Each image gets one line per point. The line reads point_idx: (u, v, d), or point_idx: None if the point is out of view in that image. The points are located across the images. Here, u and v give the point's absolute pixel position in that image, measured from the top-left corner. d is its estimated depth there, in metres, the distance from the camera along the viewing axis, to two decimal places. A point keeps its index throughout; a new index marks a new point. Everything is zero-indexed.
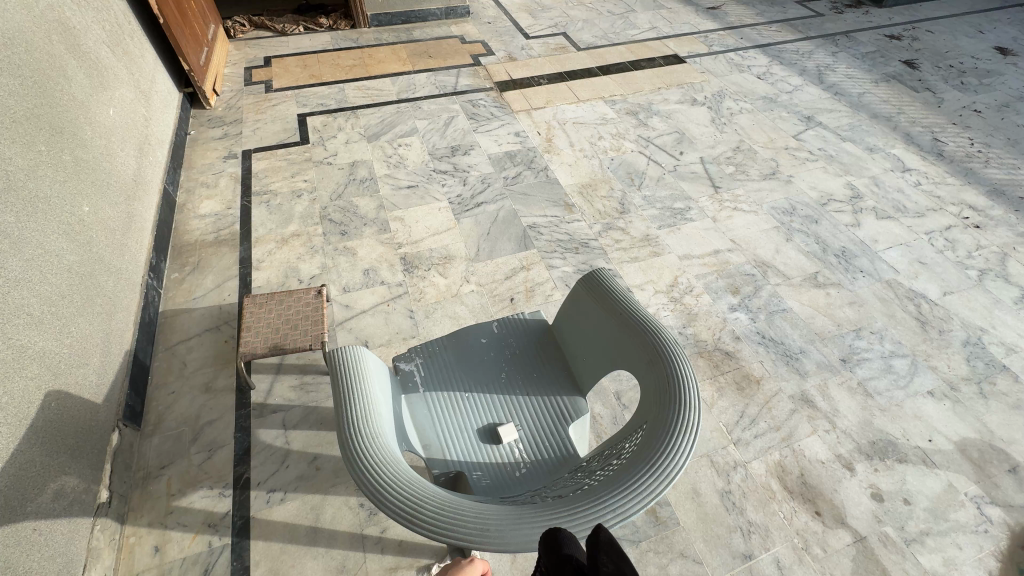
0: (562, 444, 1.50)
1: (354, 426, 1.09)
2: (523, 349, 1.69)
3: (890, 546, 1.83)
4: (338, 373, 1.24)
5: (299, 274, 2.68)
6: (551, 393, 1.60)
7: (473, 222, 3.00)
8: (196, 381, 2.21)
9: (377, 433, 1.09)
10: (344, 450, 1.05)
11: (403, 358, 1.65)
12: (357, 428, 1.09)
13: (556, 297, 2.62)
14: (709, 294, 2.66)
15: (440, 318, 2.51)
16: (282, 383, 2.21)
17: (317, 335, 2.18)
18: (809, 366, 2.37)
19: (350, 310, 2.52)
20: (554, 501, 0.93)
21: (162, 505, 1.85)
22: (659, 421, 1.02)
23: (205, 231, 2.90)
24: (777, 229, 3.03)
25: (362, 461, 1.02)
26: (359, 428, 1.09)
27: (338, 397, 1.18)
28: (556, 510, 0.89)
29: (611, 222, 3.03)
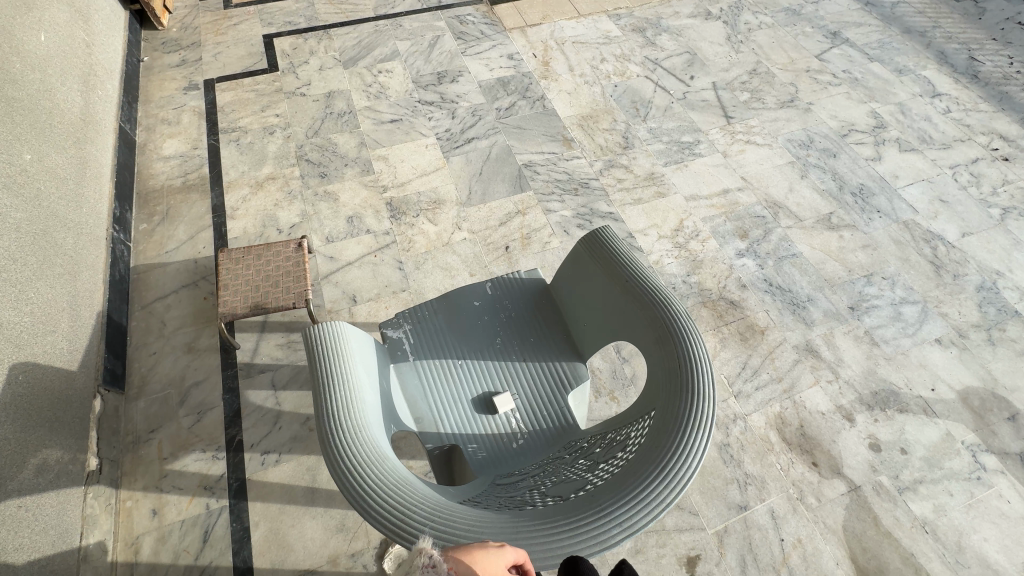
0: (561, 413, 1.43)
1: (335, 419, 1.00)
2: (520, 312, 1.57)
3: (882, 495, 1.86)
4: (317, 355, 1.12)
5: (278, 223, 2.49)
6: (549, 358, 1.51)
7: (463, 160, 2.76)
8: (178, 342, 2.11)
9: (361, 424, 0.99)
10: (324, 446, 0.96)
11: (390, 324, 1.53)
12: (338, 420, 0.99)
13: (554, 244, 2.46)
14: (716, 239, 2.51)
15: (431, 269, 2.37)
16: (268, 342, 2.12)
17: (300, 292, 2.05)
18: (816, 314, 2.28)
19: (335, 262, 2.37)
20: (554, 508, 0.85)
21: (155, 469, 1.82)
22: (670, 415, 0.92)
23: (172, 175, 2.66)
24: (792, 164, 2.82)
25: (344, 461, 0.93)
26: (341, 420, 1.00)
27: (316, 383, 1.07)
28: (555, 523, 0.81)
29: (613, 158, 2.79)
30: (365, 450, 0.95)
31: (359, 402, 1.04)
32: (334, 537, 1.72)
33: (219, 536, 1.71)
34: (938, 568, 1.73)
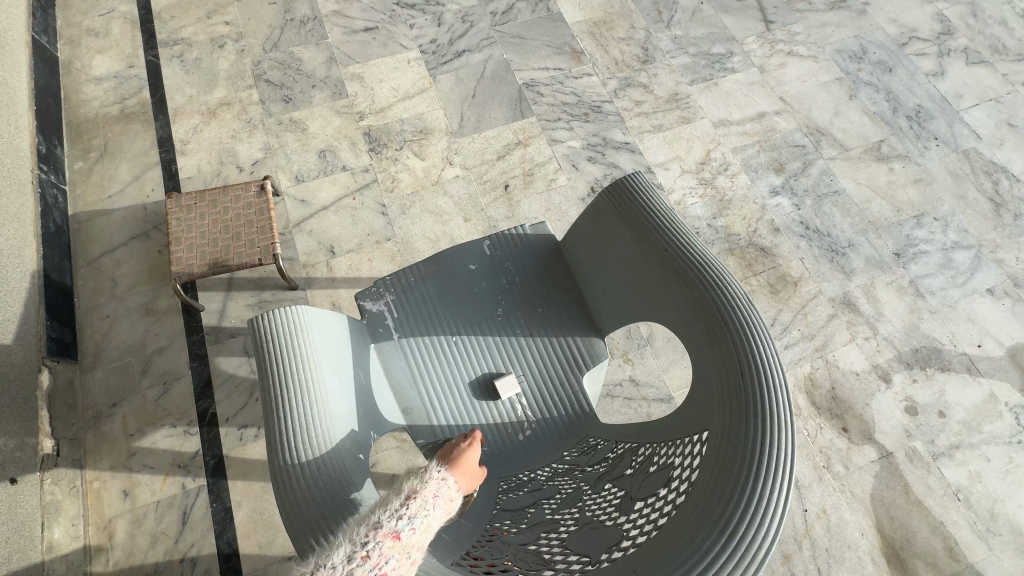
0: (574, 400, 1.21)
1: (286, 446, 0.81)
2: (526, 277, 1.30)
3: (915, 461, 1.73)
4: (265, 357, 0.89)
5: (238, 159, 2.12)
6: (561, 333, 1.26)
7: (453, 80, 2.32)
8: (133, 303, 1.85)
9: (319, 455, 0.81)
10: (274, 483, 0.79)
11: (369, 295, 1.26)
12: (291, 449, 0.81)
13: (560, 182, 2.12)
14: (747, 173, 2.17)
15: (419, 213, 2.05)
16: (236, 302, 1.86)
17: (266, 247, 1.75)
18: (856, 262, 2.02)
19: (308, 207, 2.04)
20: None
21: (122, 447, 1.65)
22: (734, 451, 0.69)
23: (106, 100, 2.23)
24: (840, 81, 2.39)
25: (296, 504, 0.76)
26: (294, 448, 0.81)
27: (266, 396, 0.86)
28: None
29: (630, 75, 2.36)
30: (322, 492, 0.78)
31: (318, 422, 0.84)
32: None
33: (199, 518, 1.57)
34: (967, 538, 1.64)
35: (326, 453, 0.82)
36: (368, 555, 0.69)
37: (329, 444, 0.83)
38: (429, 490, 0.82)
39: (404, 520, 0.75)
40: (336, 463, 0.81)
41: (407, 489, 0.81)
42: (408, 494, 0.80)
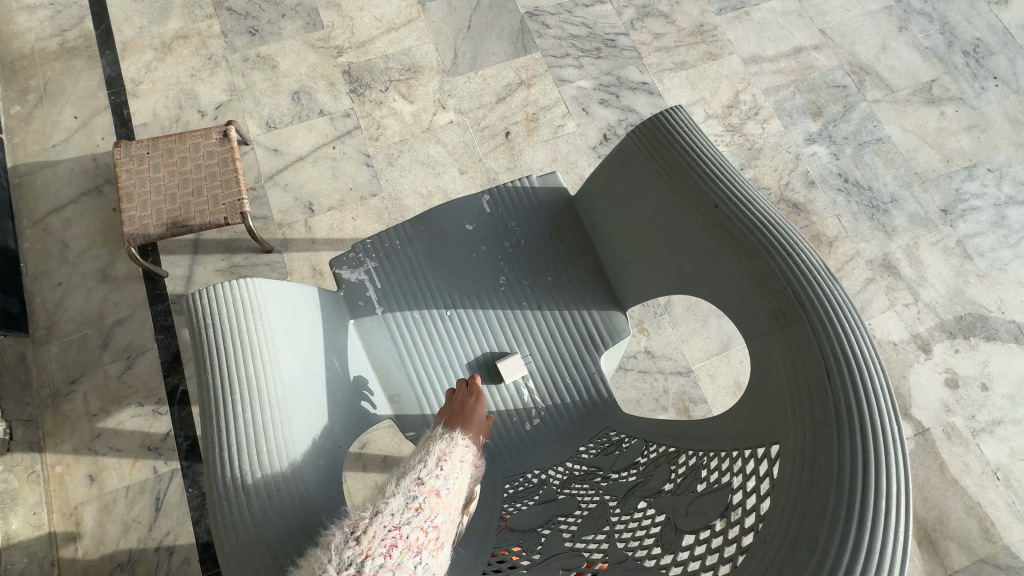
0: (589, 383, 1.03)
1: (227, 461, 0.63)
2: (532, 238, 1.09)
3: (953, 438, 1.59)
4: (204, 346, 0.71)
5: (198, 102, 1.84)
6: (574, 305, 1.06)
7: (445, 8, 2.00)
8: (88, 269, 1.64)
9: (269, 471, 0.63)
10: (211, 512, 0.61)
11: (345, 262, 1.06)
12: (233, 465, 0.63)
13: (568, 128, 1.87)
14: (780, 118, 1.91)
15: (408, 164, 1.81)
16: (204, 267, 1.66)
17: (232, 203, 1.53)
18: (898, 220, 1.81)
19: (281, 158, 1.79)
20: None
21: (84, 428, 1.50)
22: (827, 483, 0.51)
23: (42, 33, 1.92)
24: (889, 10, 2.08)
25: (239, 539, 0.59)
26: (237, 464, 0.63)
27: (203, 397, 0.68)
28: None
29: (648, 3, 2.04)
30: (273, 520, 0.60)
31: (270, 428, 0.66)
32: None
33: (174, 504, 1.44)
34: (1005, 519, 1.52)
35: (279, 468, 0.63)
36: (421, 507, 0.67)
37: (284, 455, 0.65)
38: (458, 453, 0.79)
39: (444, 479, 0.74)
40: (293, 480, 0.64)
41: (439, 449, 0.77)
42: (441, 454, 0.77)
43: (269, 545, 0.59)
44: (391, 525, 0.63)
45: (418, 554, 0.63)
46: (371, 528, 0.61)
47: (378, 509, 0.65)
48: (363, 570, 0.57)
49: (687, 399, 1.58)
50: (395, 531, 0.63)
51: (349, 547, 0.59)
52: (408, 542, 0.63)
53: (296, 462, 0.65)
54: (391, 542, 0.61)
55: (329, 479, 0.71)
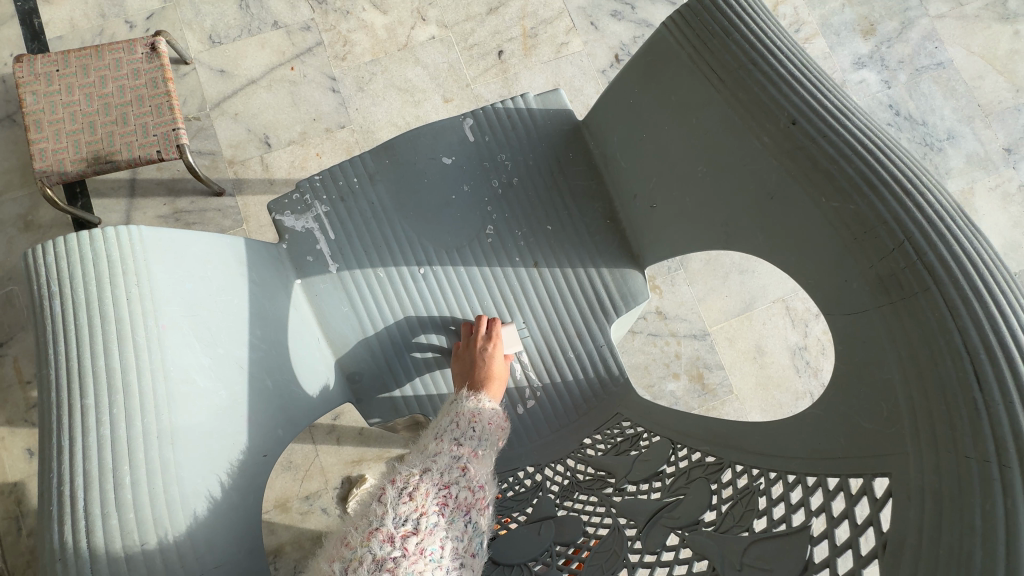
0: (595, 359, 0.83)
1: (72, 501, 0.46)
2: (525, 176, 0.85)
3: None
4: (48, 327, 0.50)
5: (125, 10, 1.52)
6: (578, 261, 0.84)
7: None
8: (6, 214, 1.40)
9: (132, 516, 0.45)
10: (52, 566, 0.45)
11: (288, 205, 0.83)
12: (80, 507, 0.45)
13: (571, 47, 1.56)
14: (825, 36, 1.61)
15: (382, 89, 1.52)
16: (144, 212, 1.41)
17: (165, 133, 1.26)
18: (954, 160, 1.56)
19: (230, 81, 1.50)
20: None
21: (18, 398, 1.31)
22: (988, 572, 0.32)
23: None
24: None
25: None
26: (85, 507, 0.45)
27: (48, 402, 0.49)
28: None
29: None
30: None
31: (137, 453, 0.47)
32: (279, 478, 1.28)
33: None
34: None
35: (145, 513, 0.46)
36: (470, 465, 0.60)
37: (156, 492, 0.46)
38: (490, 413, 0.67)
39: (484, 438, 0.64)
40: (173, 527, 0.46)
41: (471, 408, 0.66)
42: (474, 413, 0.65)
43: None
44: (440, 483, 0.57)
45: (470, 512, 0.57)
46: (423, 484, 0.56)
47: (428, 464, 0.58)
48: (419, 525, 0.53)
49: (701, 364, 1.40)
50: (445, 490, 0.56)
51: (402, 502, 0.54)
52: (458, 501, 0.57)
53: (175, 498, 0.47)
54: (444, 500, 0.56)
55: (234, 509, 0.53)
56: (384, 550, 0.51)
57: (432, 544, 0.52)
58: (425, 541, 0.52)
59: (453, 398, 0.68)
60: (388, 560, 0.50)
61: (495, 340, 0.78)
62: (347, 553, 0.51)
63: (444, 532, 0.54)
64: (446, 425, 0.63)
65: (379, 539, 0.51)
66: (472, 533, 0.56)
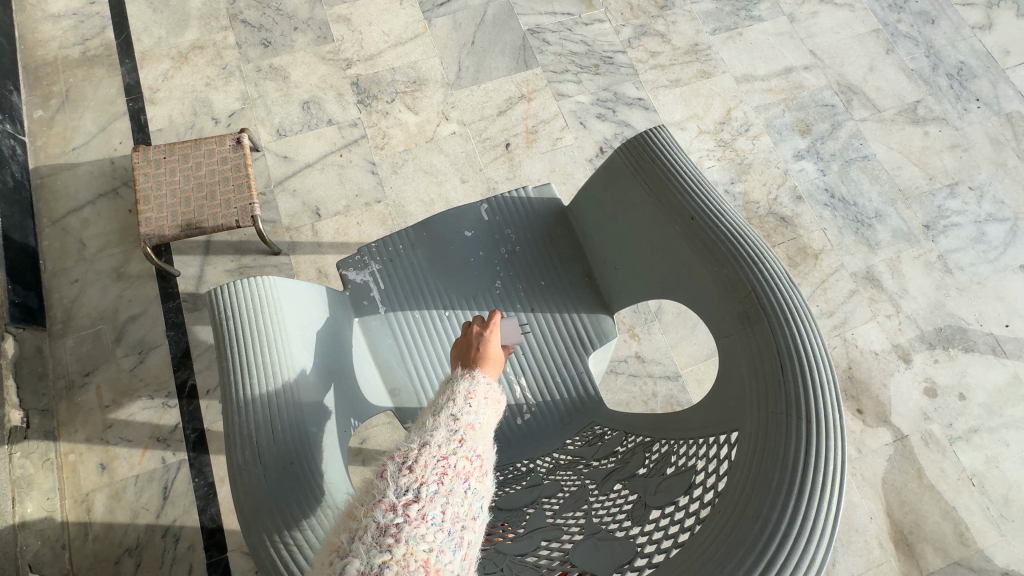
0: (578, 381, 1.10)
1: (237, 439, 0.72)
2: (526, 244, 1.16)
3: (931, 445, 1.65)
4: (226, 339, 0.79)
5: (212, 109, 1.93)
6: (565, 308, 1.13)
7: (450, 24, 2.09)
8: (104, 267, 1.72)
9: (274, 444, 0.71)
10: (231, 483, 0.70)
11: (352, 263, 1.13)
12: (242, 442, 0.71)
13: (565, 141, 1.95)
14: (770, 135, 1.99)
15: (412, 172, 1.89)
16: (215, 267, 1.73)
17: (244, 207, 1.60)
18: (882, 234, 1.88)
19: (291, 164, 1.88)
20: None
21: (97, 419, 1.56)
22: (776, 464, 0.58)
23: (65, 41, 2.02)
24: (876, 33, 2.17)
25: (250, 502, 0.67)
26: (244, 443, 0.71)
27: (226, 383, 0.76)
28: None
29: (646, 22, 2.13)
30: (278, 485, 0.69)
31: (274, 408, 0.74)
32: None
33: (181, 494, 1.51)
34: (978, 522, 1.58)
35: (281, 442, 0.72)
36: (465, 437, 0.65)
37: (287, 430, 0.73)
38: (483, 391, 0.72)
39: (476, 414, 0.69)
40: (295, 454, 0.71)
41: (465, 386, 0.71)
42: (468, 392, 0.71)
43: (274, 506, 0.67)
44: (439, 454, 0.61)
45: (468, 480, 0.61)
46: (422, 456, 0.60)
47: (426, 439, 0.63)
48: (420, 493, 0.57)
49: (674, 402, 1.64)
50: (443, 460, 0.60)
51: (403, 474, 0.58)
52: (456, 470, 0.61)
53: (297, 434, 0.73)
54: (443, 469, 0.60)
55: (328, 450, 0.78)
56: (388, 517, 0.55)
57: (433, 509, 0.56)
58: (426, 507, 0.56)
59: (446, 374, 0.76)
60: (391, 525, 0.54)
61: (493, 327, 0.87)
62: (354, 524, 0.55)
63: (444, 498, 0.57)
64: (444, 403, 0.69)
65: (381, 509, 0.55)
66: (472, 498, 0.60)
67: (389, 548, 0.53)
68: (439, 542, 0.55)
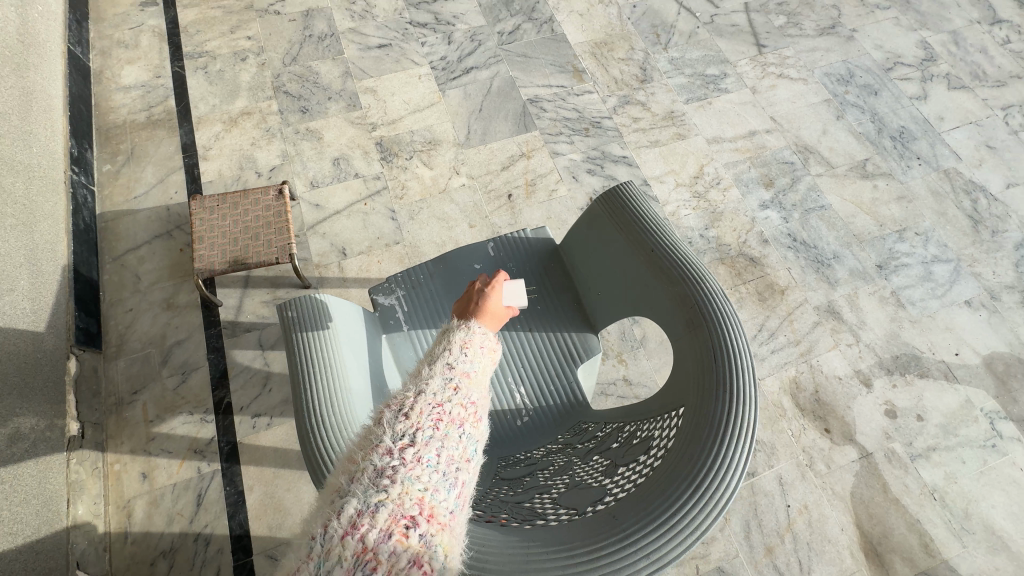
0: (569, 389, 1.31)
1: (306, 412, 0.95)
2: (526, 275, 1.41)
3: (894, 462, 1.82)
4: (293, 339, 1.03)
5: (256, 165, 2.24)
6: (558, 329, 1.37)
7: (461, 94, 2.45)
8: (155, 298, 1.96)
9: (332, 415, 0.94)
10: (302, 446, 0.92)
11: (381, 290, 1.38)
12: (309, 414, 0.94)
13: (560, 192, 2.24)
14: (738, 188, 2.29)
15: (427, 219, 2.17)
16: (253, 299, 1.97)
17: (283, 247, 1.86)
18: (840, 273, 2.12)
19: (322, 211, 2.16)
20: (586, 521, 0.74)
21: (141, 432, 1.75)
22: (705, 422, 0.79)
23: (134, 107, 2.37)
24: (827, 102, 2.52)
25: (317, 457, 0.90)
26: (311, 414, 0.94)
27: (294, 371, 0.99)
28: (601, 539, 0.69)
29: (629, 93, 2.49)
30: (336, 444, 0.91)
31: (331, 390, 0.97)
32: None
33: (213, 500, 1.67)
34: (942, 534, 1.72)
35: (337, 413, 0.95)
36: (458, 386, 0.79)
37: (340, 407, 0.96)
38: (478, 340, 0.87)
39: (471, 362, 0.84)
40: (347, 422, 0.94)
41: (461, 337, 0.86)
42: (464, 342, 0.86)
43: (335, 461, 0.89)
44: (434, 403, 0.75)
45: (461, 426, 0.75)
46: (417, 406, 0.74)
47: (421, 389, 0.77)
48: (415, 438, 0.70)
49: None
50: (438, 409, 0.75)
51: (400, 422, 0.71)
52: (450, 417, 0.75)
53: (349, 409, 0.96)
54: (436, 417, 0.74)
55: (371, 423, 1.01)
56: (385, 460, 0.67)
57: (427, 452, 0.70)
58: (421, 451, 0.69)
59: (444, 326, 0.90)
60: (388, 467, 0.66)
61: (495, 285, 0.96)
62: (354, 467, 0.68)
63: (439, 442, 0.72)
64: (442, 353, 0.83)
65: (380, 453, 0.68)
66: (464, 442, 0.75)
67: (386, 487, 0.65)
68: (433, 481, 0.68)
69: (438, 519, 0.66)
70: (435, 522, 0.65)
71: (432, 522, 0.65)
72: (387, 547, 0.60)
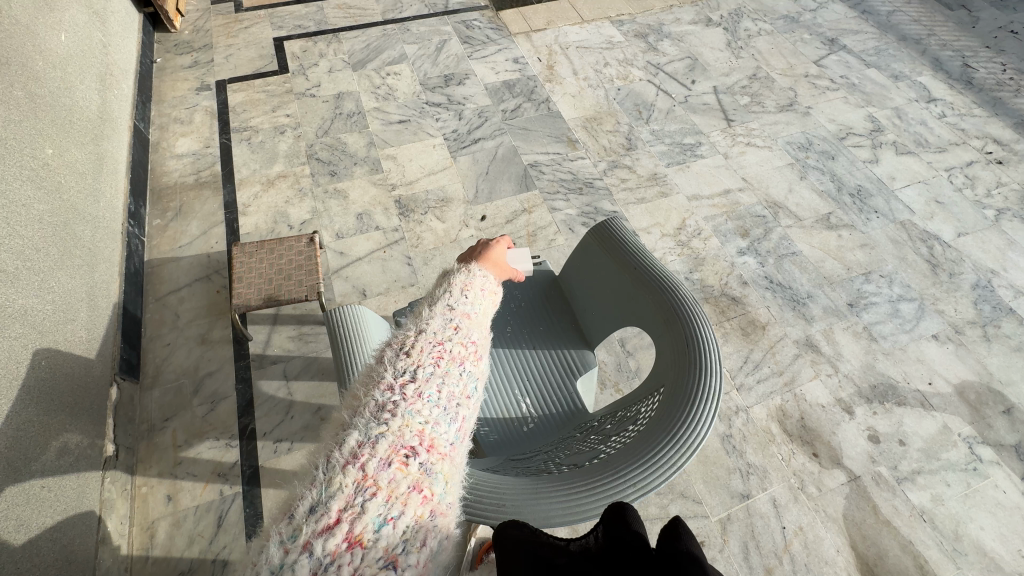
0: (570, 398, 1.47)
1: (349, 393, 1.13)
2: (530, 300, 1.63)
3: (882, 485, 1.91)
4: (338, 335, 1.23)
5: (289, 220, 2.53)
6: (560, 347, 1.56)
7: (471, 160, 2.81)
8: (191, 333, 2.15)
9: None
10: None
11: (404, 313, 1.58)
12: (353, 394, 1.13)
13: (559, 242, 2.51)
14: (717, 237, 2.56)
15: (439, 265, 2.42)
16: (279, 335, 2.16)
17: (311, 285, 2.08)
18: (815, 311, 2.33)
19: (345, 258, 2.42)
20: (586, 469, 0.90)
21: (169, 457, 1.86)
22: (681, 388, 0.96)
23: (184, 172, 2.71)
24: (791, 166, 2.88)
25: None
26: None
27: (337, 362, 1.19)
28: (597, 478, 0.86)
29: (616, 159, 2.85)
30: None
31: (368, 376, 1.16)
32: None
33: (233, 522, 1.75)
34: (935, 556, 1.78)
35: None
36: (458, 326, 0.90)
37: None
38: (478, 283, 0.98)
39: (472, 304, 0.95)
40: None
41: (462, 280, 0.97)
42: (465, 285, 0.97)
43: None
44: (435, 342, 0.86)
45: (461, 364, 0.86)
46: (417, 344, 0.85)
47: (422, 329, 0.88)
48: (415, 374, 0.81)
49: None
50: (439, 347, 0.86)
51: (400, 360, 0.82)
52: (451, 355, 0.86)
53: None
54: (437, 355, 0.85)
55: None
56: (386, 396, 0.77)
57: (428, 388, 0.80)
58: (422, 387, 0.80)
59: (446, 272, 1.02)
60: (389, 402, 0.77)
61: (498, 242, 1.10)
62: (360, 403, 0.78)
63: (439, 378, 0.82)
64: (444, 296, 0.95)
65: (382, 390, 0.78)
66: (464, 380, 0.85)
67: (386, 421, 0.75)
68: (433, 416, 0.78)
69: (437, 449, 0.76)
70: (434, 452, 0.75)
71: (431, 452, 0.75)
72: (387, 473, 0.70)
